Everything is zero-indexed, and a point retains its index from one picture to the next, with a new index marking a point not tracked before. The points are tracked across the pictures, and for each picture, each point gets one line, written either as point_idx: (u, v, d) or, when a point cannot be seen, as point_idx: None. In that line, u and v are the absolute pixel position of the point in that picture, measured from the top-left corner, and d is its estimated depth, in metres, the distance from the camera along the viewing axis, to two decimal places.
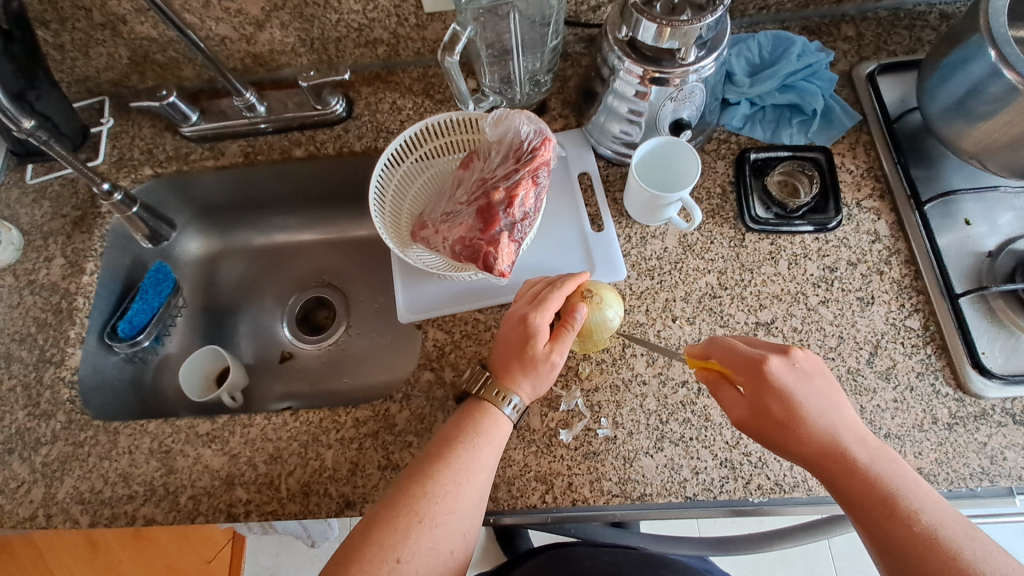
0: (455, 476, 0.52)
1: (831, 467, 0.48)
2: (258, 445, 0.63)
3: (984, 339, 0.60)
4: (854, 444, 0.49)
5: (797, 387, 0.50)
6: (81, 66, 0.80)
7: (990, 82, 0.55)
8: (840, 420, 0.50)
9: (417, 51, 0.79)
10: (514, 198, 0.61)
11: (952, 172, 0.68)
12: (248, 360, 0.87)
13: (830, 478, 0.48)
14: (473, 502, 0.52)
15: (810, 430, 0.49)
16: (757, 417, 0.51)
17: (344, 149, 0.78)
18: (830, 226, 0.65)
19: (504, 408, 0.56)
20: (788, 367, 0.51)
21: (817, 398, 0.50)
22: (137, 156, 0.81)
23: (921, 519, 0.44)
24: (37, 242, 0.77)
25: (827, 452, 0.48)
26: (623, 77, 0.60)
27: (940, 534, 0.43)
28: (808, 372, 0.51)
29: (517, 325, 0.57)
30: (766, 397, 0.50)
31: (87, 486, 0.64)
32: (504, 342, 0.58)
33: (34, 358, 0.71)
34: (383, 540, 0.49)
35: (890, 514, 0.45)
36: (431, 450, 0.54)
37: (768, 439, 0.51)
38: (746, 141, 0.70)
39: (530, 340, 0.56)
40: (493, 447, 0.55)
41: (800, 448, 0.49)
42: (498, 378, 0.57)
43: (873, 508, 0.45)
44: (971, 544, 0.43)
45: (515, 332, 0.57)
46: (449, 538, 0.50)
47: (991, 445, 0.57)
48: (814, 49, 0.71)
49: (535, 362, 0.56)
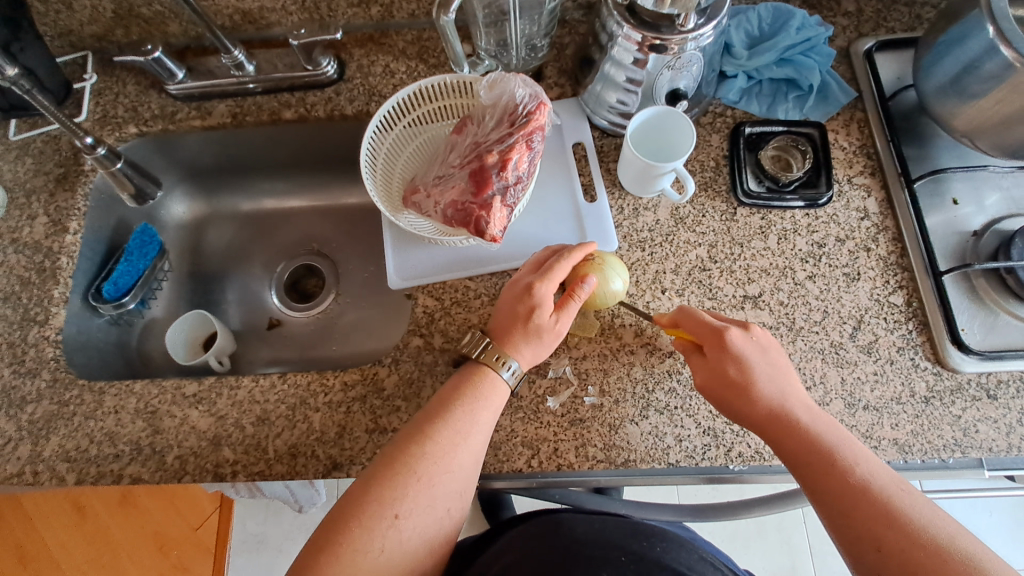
0: (453, 438, 0.53)
1: (777, 433, 0.53)
2: (246, 407, 0.63)
3: (964, 316, 0.61)
4: (798, 409, 0.53)
5: (752, 356, 0.55)
6: (64, 18, 0.77)
7: (986, 58, 0.55)
8: (789, 391, 0.55)
9: (412, 13, 0.77)
10: (507, 162, 0.60)
11: (944, 151, 0.68)
12: (236, 326, 0.86)
13: (779, 443, 0.52)
14: (471, 463, 0.53)
15: (761, 397, 0.54)
16: (714, 382, 0.55)
17: (336, 112, 0.77)
18: (821, 202, 0.66)
19: (501, 372, 0.56)
20: (744, 336, 0.56)
21: (769, 370, 0.55)
22: (121, 113, 0.78)
23: (859, 471, 0.49)
24: (20, 200, 0.75)
25: (778, 417, 0.53)
26: (622, 43, 0.59)
27: (875, 484, 0.48)
28: (761, 345, 0.56)
29: (520, 292, 0.58)
30: (727, 361, 0.55)
31: (72, 444, 0.63)
32: (507, 308, 0.58)
33: (18, 317, 0.70)
34: (382, 496, 0.50)
35: (829, 467, 0.49)
36: (429, 411, 0.55)
37: (723, 405, 0.55)
38: (742, 115, 0.70)
39: (534, 308, 0.57)
40: (491, 410, 0.55)
41: (754, 411, 0.54)
42: (499, 344, 0.57)
43: (814, 465, 0.50)
44: (901, 495, 0.47)
45: (518, 298, 0.58)
46: (446, 497, 0.51)
47: (965, 418, 0.58)
48: (814, 23, 0.70)
49: (540, 331, 0.57)
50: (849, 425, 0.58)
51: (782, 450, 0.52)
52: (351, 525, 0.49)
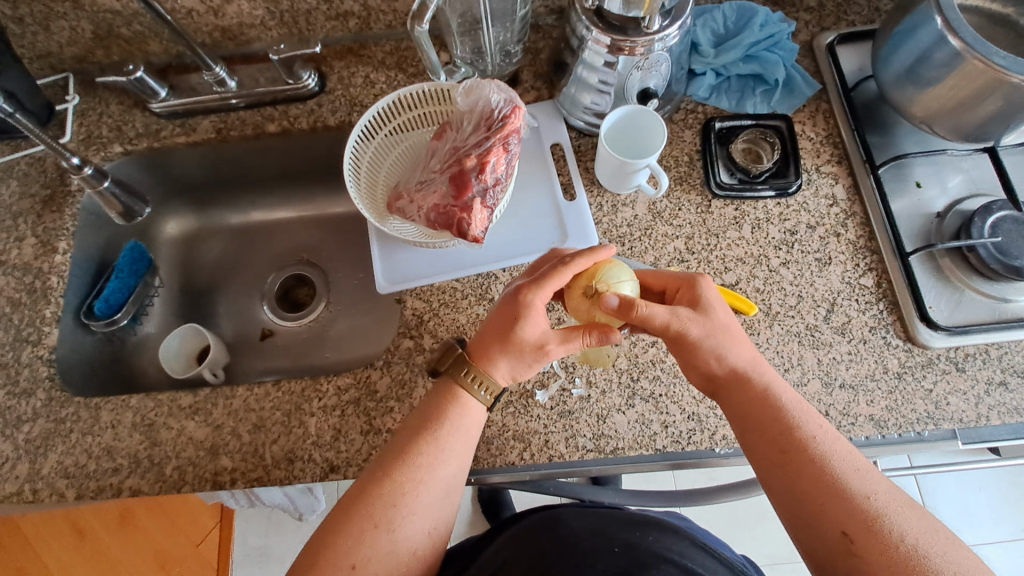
0: (414, 475, 0.52)
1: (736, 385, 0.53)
2: (242, 416, 0.65)
3: (932, 294, 0.64)
4: (764, 376, 0.53)
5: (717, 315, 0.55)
6: (44, 41, 0.78)
7: (937, 49, 0.58)
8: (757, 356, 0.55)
9: (389, 24, 0.79)
10: (485, 164, 0.62)
11: (906, 137, 0.71)
12: (228, 338, 0.87)
13: (734, 400, 0.53)
14: (436, 497, 0.53)
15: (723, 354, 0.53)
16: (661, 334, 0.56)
17: (318, 124, 0.78)
18: (791, 191, 0.68)
19: (477, 394, 0.56)
20: (705, 290, 0.56)
21: (733, 332, 0.54)
22: (106, 133, 0.79)
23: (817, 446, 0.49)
24: (7, 222, 0.76)
25: (737, 374, 0.53)
26: (592, 46, 0.61)
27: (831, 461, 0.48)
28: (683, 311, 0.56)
29: (512, 298, 0.57)
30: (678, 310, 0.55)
31: (71, 461, 0.64)
32: (495, 314, 0.58)
33: (11, 338, 0.70)
34: (340, 545, 0.50)
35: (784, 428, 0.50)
36: (395, 444, 0.55)
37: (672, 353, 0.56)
38: (712, 110, 0.72)
39: (524, 320, 0.55)
40: (459, 440, 0.55)
41: (709, 364, 0.54)
42: (477, 358, 0.57)
43: (763, 424, 0.51)
44: (856, 477, 0.47)
45: (509, 305, 0.57)
46: (409, 538, 0.51)
47: (936, 391, 0.61)
48: (777, 19, 0.73)
49: (524, 343, 0.55)
50: (826, 404, 0.61)
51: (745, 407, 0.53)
52: None
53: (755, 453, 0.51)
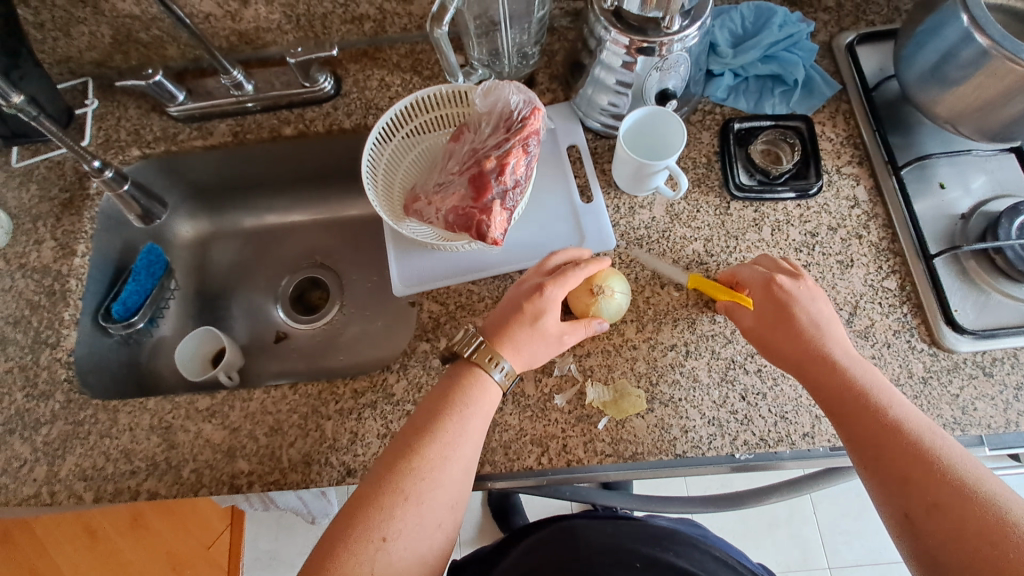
0: (441, 450, 0.53)
1: (815, 367, 0.55)
2: (259, 419, 0.65)
3: (957, 297, 0.63)
4: (843, 354, 0.55)
5: (801, 298, 0.58)
6: (64, 46, 0.79)
7: (963, 46, 0.57)
8: (839, 335, 0.57)
9: (404, 27, 0.79)
10: (505, 166, 0.61)
11: (928, 138, 0.70)
12: (243, 341, 0.87)
13: (819, 380, 0.55)
14: (461, 474, 0.54)
15: (810, 337, 0.56)
16: (760, 321, 0.59)
17: (334, 126, 0.78)
18: (812, 192, 0.67)
19: (494, 374, 0.57)
20: (797, 284, 0.59)
21: (822, 319, 0.57)
22: (124, 136, 0.80)
23: (895, 412, 0.50)
24: (27, 225, 0.77)
25: (821, 354, 0.55)
26: (611, 47, 0.61)
27: (910, 425, 0.49)
28: (811, 294, 0.58)
29: (531, 289, 0.59)
30: (776, 301, 0.58)
31: (89, 463, 0.64)
32: (512, 304, 0.59)
33: (30, 340, 0.71)
34: (369, 519, 0.50)
35: (861, 400, 0.52)
36: (417, 423, 0.56)
37: (767, 343, 0.58)
38: (730, 111, 0.72)
39: (542, 309, 0.58)
40: (481, 416, 0.56)
41: (796, 347, 0.56)
42: (494, 341, 0.58)
43: (849, 397, 0.52)
44: (937, 438, 0.48)
45: (527, 296, 0.59)
46: (436, 511, 0.52)
47: (963, 397, 0.60)
48: (796, 19, 0.72)
49: (540, 330, 0.58)
50: None
51: (820, 387, 0.54)
52: (339, 551, 0.49)
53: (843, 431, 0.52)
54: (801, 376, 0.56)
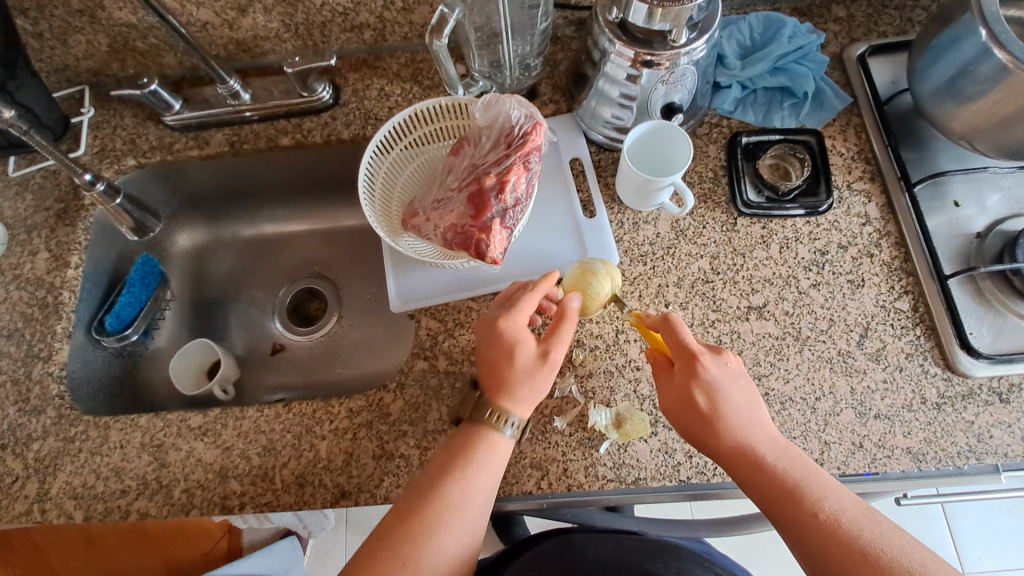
0: (462, 484, 0.52)
1: (744, 465, 0.51)
2: (252, 438, 0.63)
3: (972, 319, 0.61)
4: (766, 443, 0.52)
5: (721, 384, 0.53)
6: (59, 54, 0.78)
7: (981, 61, 0.55)
8: (759, 420, 0.53)
9: (405, 36, 0.78)
10: (505, 183, 0.60)
11: (942, 153, 0.68)
12: (239, 353, 0.86)
13: (747, 477, 0.51)
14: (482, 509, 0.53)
15: (732, 431, 0.52)
16: (678, 407, 0.54)
17: (332, 137, 0.77)
18: (822, 209, 0.65)
19: (506, 431, 0.55)
20: (716, 365, 0.54)
21: (742, 405, 0.53)
22: (120, 146, 0.79)
23: (827, 507, 0.48)
24: (20, 236, 0.76)
25: (744, 451, 0.52)
26: (615, 60, 0.59)
27: (844, 518, 0.48)
28: (735, 374, 0.55)
29: (492, 334, 0.56)
30: (692, 389, 0.53)
31: (79, 481, 0.63)
32: (484, 358, 0.56)
33: (22, 353, 0.70)
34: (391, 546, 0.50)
35: (798, 500, 0.49)
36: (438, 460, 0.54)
37: (691, 437, 0.54)
38: (738, 125, 0.70)
39: (514, 349, 0.55)
40: (501, 454, 0.55)
41: (719, 444, 0.52)
42: (490, 395, 0.55)
43: (781, 496, 0.50)
44: (869, 525, 0.47)
45: (491, 344, 0.56)
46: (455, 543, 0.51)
47: (978, 423, 0.58)
48: (806, 31, 0.70)
49: (530, 370, 0.55)
50: (860, 435, 0.58)
51: (753, 484, 0.51)
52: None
53: (782, 529, 0.50)
54: (735, 476, 0.52)
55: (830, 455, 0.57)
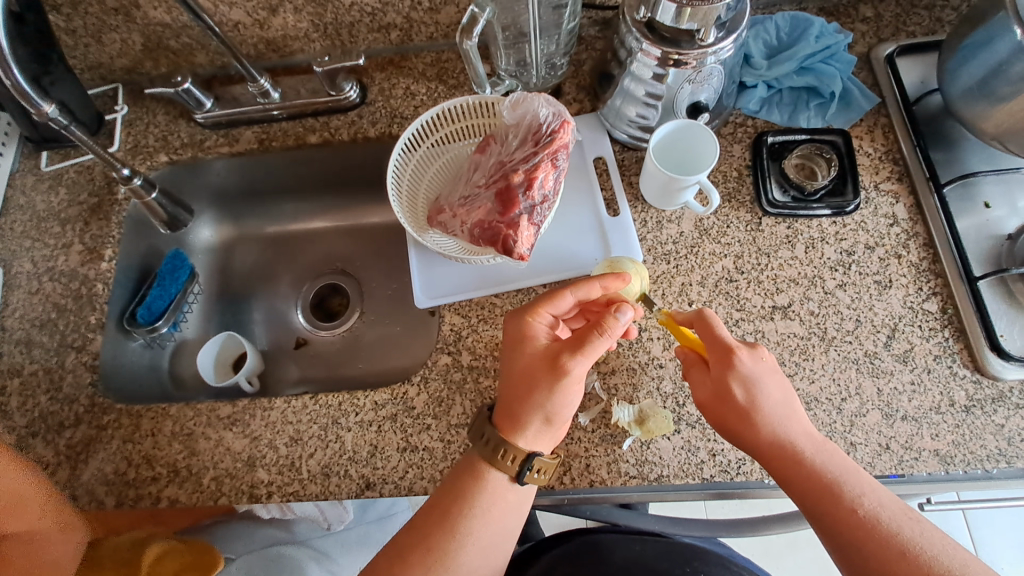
0: (490, 490, 0.53)
1: (780, 460, 0.52)
2: (279, 428, 0.64)
3: (1003, 321, 0.60)
4: (802, 437, 0.52)
5: (758, 378, 0.53)
6: (95, 53, 0.80)
7: (1015, 60, 0.55)
8: (795, 413, 0.53)
9: (430, 36, 0.79)
10: (533, 180, 0.60)
11: (972, 153, 0.67)
12: (264, 346, 0.87)
13: (783, 472, 0.52)
14: (516, 502, 0.54)
15: (767, 426, 0.52)
16: (713, 402, 0.54)
17: (359, 135, 0.78)
18: (848, 210, 0.65)
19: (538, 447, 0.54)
20: (752, 360, 0.54)
21: (779, 401, 0.53)
22: (152, 142, 0.81)
23: (865, 503, 0.49)
24: (55, 229, 0.78)
25: (780, 445, 0.52)
26: (641, 59, 0.60)
27: (882, 515, 0.48)
28: (770, 368, 0.55)
29: (547, 365, 0.52)
30: (730, 384, 0.53)
31: (111, 467, 0.65)
32: (532, 384, 0.53)
33: (56, 343, 0.72)
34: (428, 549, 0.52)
35: (834, 496, 0.49)
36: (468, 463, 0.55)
37: (725, 431, 0.54)
38: (763, 124, 0.70)
39: (568, 385, 0.52)
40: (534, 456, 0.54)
41: (755, 438, 0.53)
42: (519, 420, 0.53)
43: (819, 491, 0.50)
44: (909, 524, 0.48)
45: (542, 374, 0.52)
46: (489, 542, 0.53)
47: (1009, 427, 0.57)
48: (833, 30, 0.70)
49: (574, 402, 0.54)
50: (887, 436, 0.57)
51: (790, 481, 0.51)
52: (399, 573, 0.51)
53: (819, 524, 0.50)
54: (771, 472, 0.52)
55: (856, 456, 0.57)
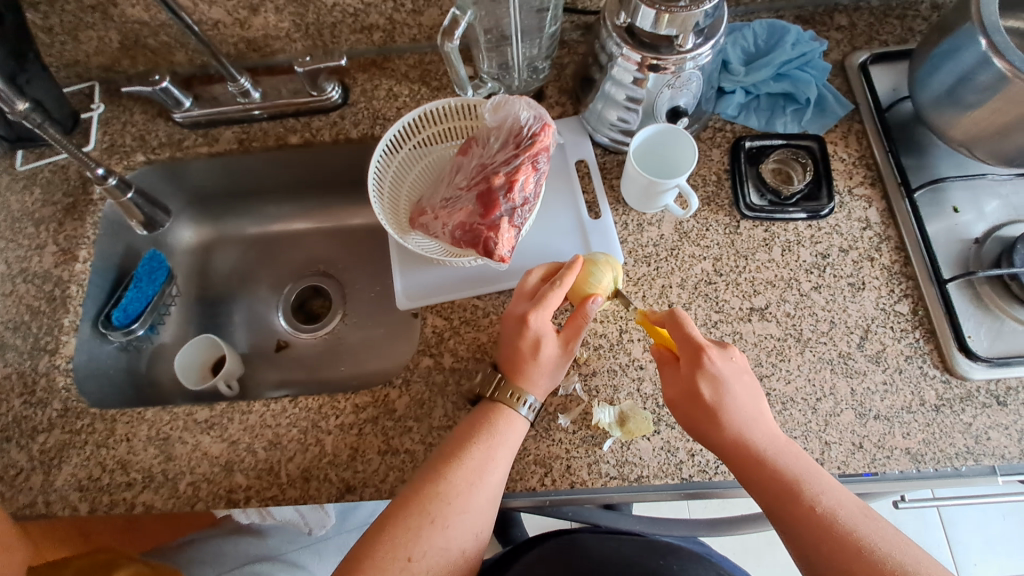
0: (467, 475, 0.53)
1: (744, 459, 0.52)
2: (258, 432, 0.63)
3: (971, 323, 0.62)
4: (765, 437, 0.53)
5: (726, 378, 0.54)
6: (71, 50, 0.78)
7: (980, 70, 0.56)
8: (761, 414, 0.54)
9: (413, 38, 0.79)
10: (514, 183, 0.61)
11: (940, 159, 0.69)
12: (243, 349, 0.86)
13: (746, 471, 0.52)
14: (488, 499, 0.53)
15: (732, 425, 0.53)
16: (682, 400, 0.55)
17: (341, 136, 0.78)
18: (823, 213, 0.66)
19: (518, 409, 0.57)
20: (722, 360, 0.55)
21: (746, 400, 0.54)
22: (129, 142, 0.80)
23: (823, 502, 0.50)
24: (29, 229, 0.76)
25: (744, 444, 0.53)
26: (621, 63, 0.60)
27: (840, 514, 0.49)
28: (739, 368, 0.55)
29: (518, 326, 0.58)
30: (700, 383, 0.54)
31: (85, 473, 0.63)
32: (510, 345, 0.59)
33: (28, 346, 0.70)
34: (395, 540, 0.50)
35: (795, 495, 0.50)
36: (445, 448, 0.55)
37: (692, 429, 0.55)
38: (741, 129, 0.71)
39: (537, 342, 0.58)
40: (506, 446, 0.56)
41: (719, 437, 0.53)
42: (511, 380, 0.58)
43: (781, 488, 0.51)
44: (866, 523, 0.49)
45: (515, 334, 0.58)
46: (462, 537, 0.52)
47: (976, 425, 0.59)
48: (808, 38, 0.71)
49: (550, 362, 0.58)
50: (860, 436, 0.59)
51: (754, 479, 0.52)
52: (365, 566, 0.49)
53: (779, 523, 0.51)
54: (735, 470, 0.53)
55: (830, 455, 0.58)
